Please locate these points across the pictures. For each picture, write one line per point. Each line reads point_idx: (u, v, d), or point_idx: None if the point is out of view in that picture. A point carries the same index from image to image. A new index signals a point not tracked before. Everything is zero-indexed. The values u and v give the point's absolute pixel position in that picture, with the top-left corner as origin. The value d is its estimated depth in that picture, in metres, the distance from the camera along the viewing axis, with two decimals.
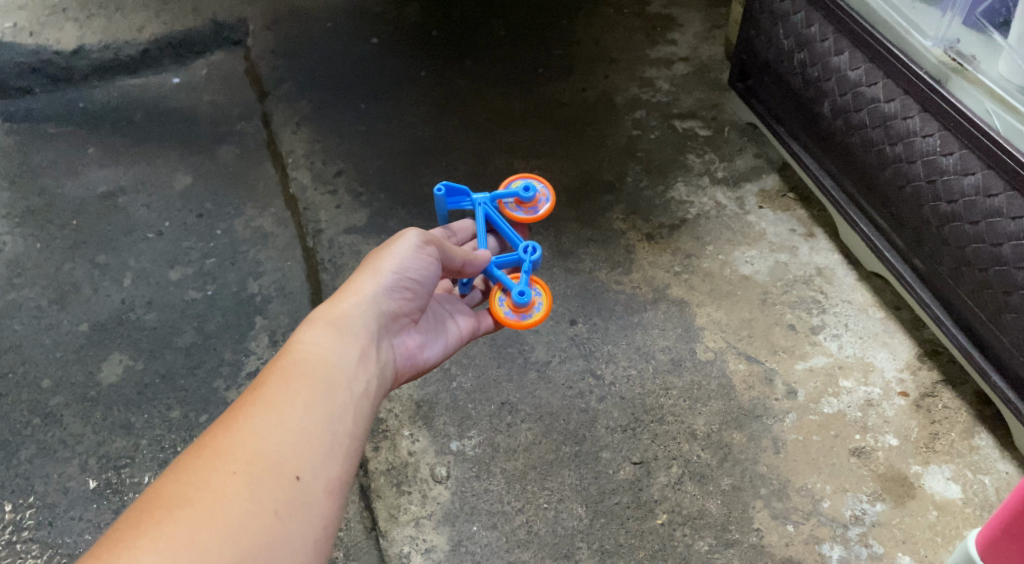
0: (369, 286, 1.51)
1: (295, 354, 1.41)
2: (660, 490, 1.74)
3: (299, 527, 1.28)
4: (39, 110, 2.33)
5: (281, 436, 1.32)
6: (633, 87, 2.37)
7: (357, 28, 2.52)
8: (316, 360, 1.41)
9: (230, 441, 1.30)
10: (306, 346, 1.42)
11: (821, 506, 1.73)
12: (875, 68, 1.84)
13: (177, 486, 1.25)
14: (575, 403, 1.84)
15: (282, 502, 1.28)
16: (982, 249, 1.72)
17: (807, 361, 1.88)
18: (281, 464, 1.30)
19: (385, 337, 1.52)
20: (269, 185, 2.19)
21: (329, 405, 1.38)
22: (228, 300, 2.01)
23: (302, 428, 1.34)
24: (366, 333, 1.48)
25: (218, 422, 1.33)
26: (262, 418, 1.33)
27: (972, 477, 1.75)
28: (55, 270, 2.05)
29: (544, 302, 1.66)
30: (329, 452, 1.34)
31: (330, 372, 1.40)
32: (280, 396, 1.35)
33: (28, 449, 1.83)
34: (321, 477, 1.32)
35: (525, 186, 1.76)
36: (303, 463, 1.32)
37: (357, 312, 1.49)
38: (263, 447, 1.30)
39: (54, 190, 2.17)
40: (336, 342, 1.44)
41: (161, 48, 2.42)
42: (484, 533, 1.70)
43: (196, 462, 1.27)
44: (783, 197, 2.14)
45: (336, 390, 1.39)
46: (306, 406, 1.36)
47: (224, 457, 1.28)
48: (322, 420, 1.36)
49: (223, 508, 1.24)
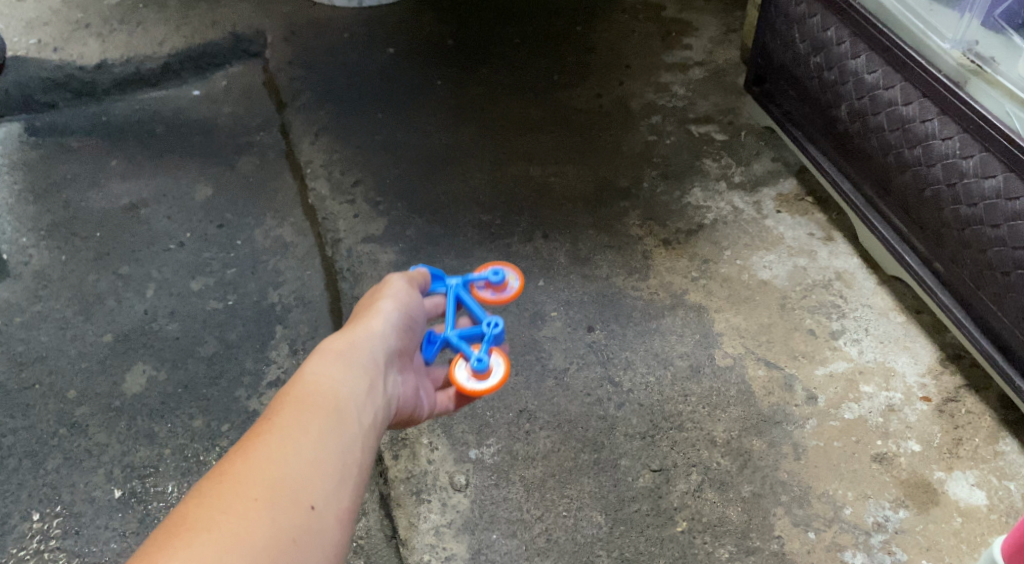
0: (375, 314, 1.53)
1: (309, 384, 1.39)
2: (680, 497, 1.73)
3: (316, 555, 1.26)
4: (63, 124, 2.36)
5: (296, 465, 1.30)
6: (649, 91, 2.37)
7: (373, 37, 2.54)
8: (328, 389, 1.39)
9: (248, 468, 1.27)
10: (319, 377, 1.40)
11: (843, 513, 1.71)
12: (892, 71, 1.83)
13: (200, 512, 1.22)
14: (594, 410, 1.83)
15: (298, 531, 1.25)
16: (1004, 253, 1.70)
17: (827, 367, 1.86)
18: (296, 494, 1.28)
19: (396, 368, 1.51)
20: (288, 197, 2.21)
21: (341, 435, 1.35)
22: (249, 310, 2.03)
23: (317, 456, 1.32)
24: (375, 359, 1.47)
25: (234, 448, 1.30)
26: (279, 445, 1.30)
27: (997, 483, 1.72)
28: (80, 282, 2.07)
29: (504, 368, 1.60)
30: (341, 479, 1.32)
31: (342, 401, 1.39)
32: (297, 424, 1.33)
33: (54, 459, 1.85)
34: (335, 507, 1.30)
35: (494, 272, 1.76)
36: (318, 491, 1.29)
37: (369, 336, 1.49)
38: (281, 475, 1.28)
39: (79, 203, 2.20)
40: (346, 372, 1.42)
41: (181, 61, 2.47)
42: (504, 541, 1.69)
43: (217, 487, 1.25)
44: (801, 202, 2.12)
45: (348, 419, 1.37)
46: (321, 433, 1.34)
47: (243, 483, 1.26)
48: (336, 450, 1.34)
49: (245, 535, 1.22)
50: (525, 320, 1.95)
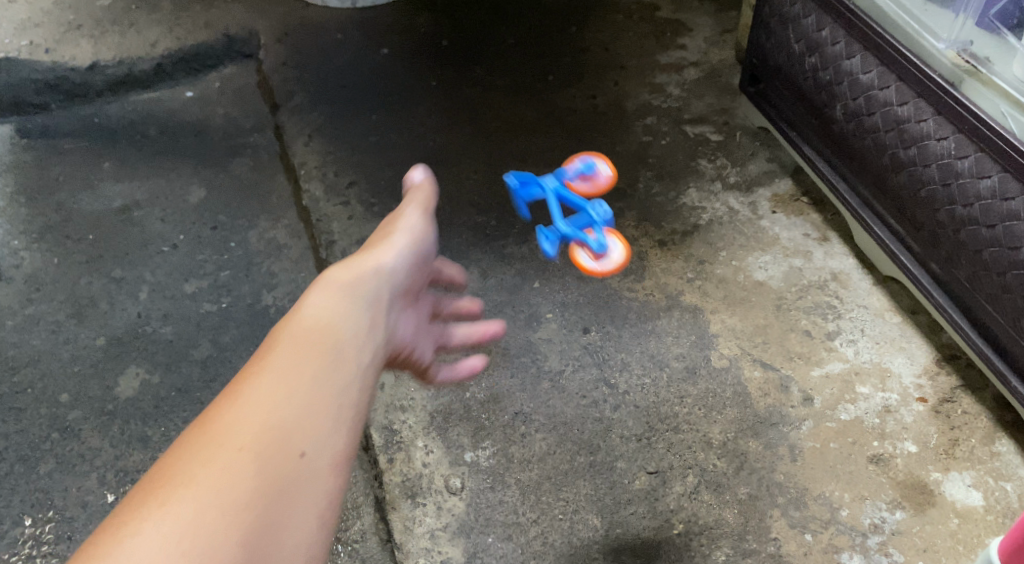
0: (385, 245, 1.44)
1: (304, 321, 1.29)
2: (676, 499, 1.72)
3: (304, 505, 1.17)
4: (56, 126, 2.35)
5: (286, 408, 1.21)
6: (644, 92, 2.37)
7: (368, 38, 2.54)
8: (324, 326, 1.29)
9: (235, 411, 1.20)
10: (315, 311, 1.31)
11: (840, 514, 1.70)
12: (887, 71, 1.83)
13: (180, 463, 1.16)
14: (589, 412, 1.82)
15: (286, 479, 1.17)
16: (999, 253, 1.70)
17: (823, 368, 1.86)
18: (286, 439, 1.19)
19: (402, 301, 1.41)
20: (282, 198, 2.20)
21: (336, 377, 1.26)
22: (243, 313, 2.02)
23: (307, 399, 1.23)
24: (377, 293, 1.37)
25: (222, 393, 1.23)
26: (268, 388, 1.22)
27: (993, 484, 1.72)
28: (73, 285, 2.06)
29: (624, 248, 1.74)
30: (335, 422, 1.23)
31: (338, 339, 1.29)
32: (286, 366, 1.24)
33: (47, 463, 1.83)
34: (326, 452, 1.21)
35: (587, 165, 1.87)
36: (308, 436, 1.21)
37: (374, 270, 1.39)
38: (267, 420, 1.20)
39: (71, 206, 2.18)
40: (345, 306, 1.33)
41: (174, 62, 2.46)
42: (499, 545, 1.68)
43: (200, 437, 1.18)
44: (796, 202, 2.12)
45: (344, 359, 1.28)
46: (314, 375, 1.25)
47: (227, 432, 1.18)
48: (329, 393, 1.24)
49: (226, 486, 1.14)
50: (521, 322, 1.95)
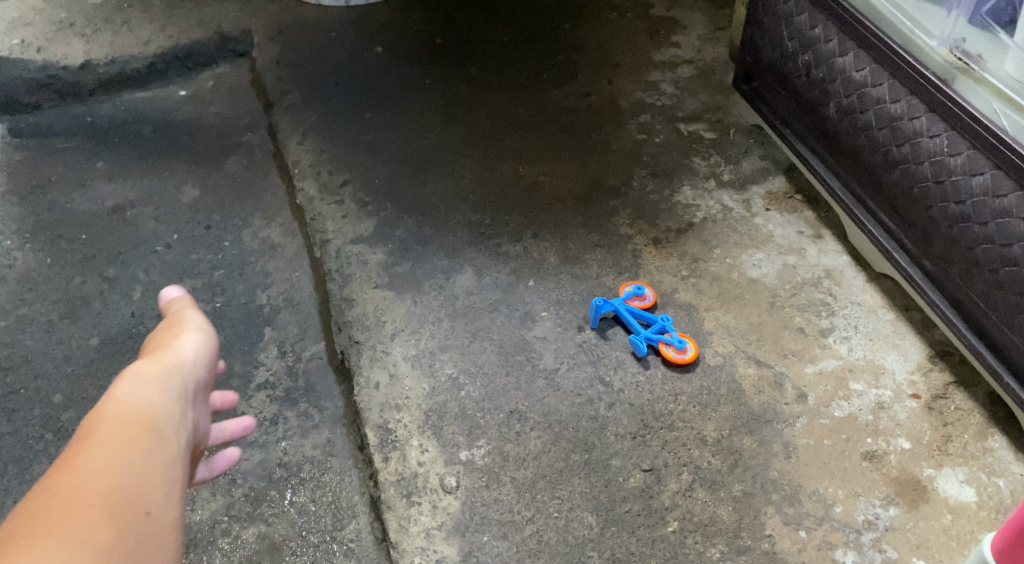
0: (180, 339, 1.44)
1: (123, 403, 1.28)
2: (671, 497, 1.73)
3: (157, 555, 1.18)
4: (48, 125, 2.34)
5: (122, 473, 1.21)
6: (638, 90, 2.37)
7: (361, 36, 2.53)
8: (147, 404, 1.29)
9: (68, 481, 1.18)
10: (133, 395, 1.30)
11: (834, 511, 1.70)
12: (879, 69, 1.83)
13: (24, 531, 1.13)
14: (584, 410, 1.82)
15: (137, 534, 1.17)
16: (992, 250, 1.71)
17: (817, 365, 1.86)
18: (130, 496, 1.19)
19: (203, 395, 1.42)
20: (276, 197, 2.20)
21: (167, 447, 1.27)
22: (237, 312, 2.02)
23: (144, 465, 1.23)
24: (187, 382, 1.38)
25: (51, 468, 1.21)
26: (103, 457, 1.21)
27: (986, 480, 1.73)
28: (66, 285, 2.06)
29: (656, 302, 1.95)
30: (170, 485, 1.24)
31: (159, 415, 1.29)
32: (119, 437, 1.24)
33: (41, 464, 1.83)
34: (170, 509, 1.22)
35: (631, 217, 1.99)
36: (155, 494, 1.21)
37: (180, 360, 1.39)
38: (111, 483, 1.19)
39: (64, 205, 2.18)
40: (162, 391, 1.33)
41: (167, 61, 2.45)
42: (495, 543, 1.69)
43: (39, 505, 1.15)
44: (790, 199, 2.13)
45: (168, 433, 1.28)
46: (144, 445, 1.25)
47: (70, 498, 1.16)
48: (163, 461, 1.25)
49: (84, 544, 1.13)
50: (515, 320, 1.95)
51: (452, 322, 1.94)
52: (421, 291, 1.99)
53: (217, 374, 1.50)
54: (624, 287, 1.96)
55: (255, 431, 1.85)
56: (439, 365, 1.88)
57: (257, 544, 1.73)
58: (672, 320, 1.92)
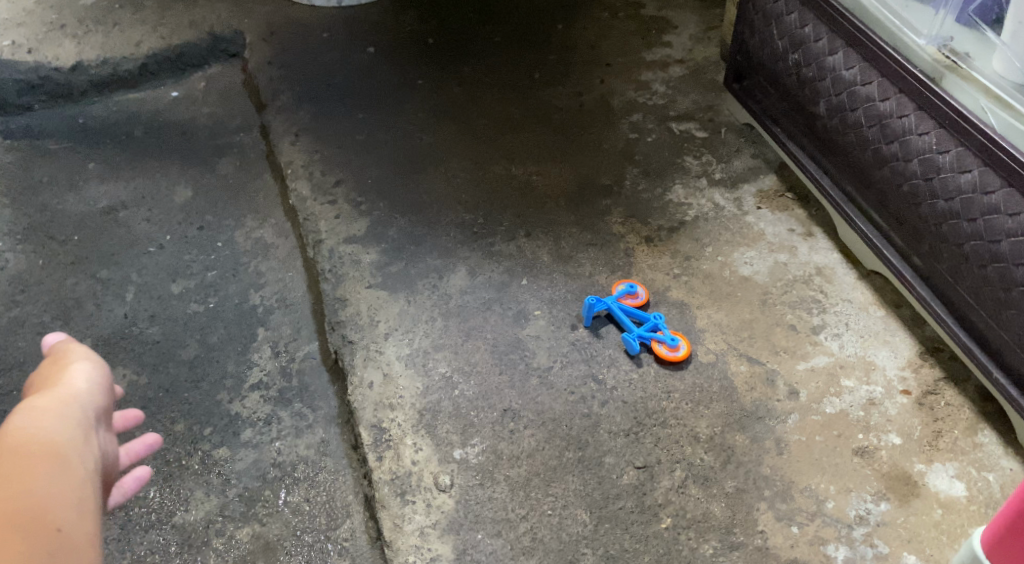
0: (74, 364, 1.35)
1: (16, 431, 1.21)
2: (664, 493, 1.74)
3: None
4: (39, 126, 2.34)
5: (23, 499, 1.15)
6: (630, 90, 2.38)
7: (353, 36, 2.54)
8: (42, 432, 1.22)
9: None
10: (26, 424, 1.22)
11: (825, 507, 1.72)
12: (869, 67, 1.85)
13: None
14: (577, 408, 1.83)
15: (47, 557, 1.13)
16: (981, 246, 1.72)
17: (808, 362, 1.88)
18: (36, 519, 1.14)
19: (107, 417, 1.34)
20: (269, 198, 2.20)
21: (72, 468, 1.20)
22: (231, 313, 2.02)
23: (48, 489, 1.17)
24: (85, 407, 1.30)
25: None
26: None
27: (976, 474, 1.74)
28: (58, 286, 2.05)
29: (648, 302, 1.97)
30: (82, 504, 1.18)
31: (58, 439, 1.22)
32: (17, 465, 1.17)
33: None
34: (83, 526, 1.17)
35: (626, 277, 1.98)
36: (65, 512, 1.16)
37: (73, 386, 1.31)
38: (12, 509, 1.13)
39: (56, 207, 2.18)
40: (58, 416, 1.25)
41: (159, 62, 2.45)
42: (489, 541, 1.69)
43: None
44: (781, 198, 2.14)
45: (71, 455, 1.22)
46: (47, 469, 1.18)
47: None
48: (68, 481, 1.19)
49: None
50: (509, 319, 1.95)
51: (445, 321, 1.95)
52: (414, 290, 1.99)
53: (119, 394, 1.40)
54: (616, 286, 1.97)
55: (249, 431, 1.86)
56: (432, 364, 1.89)
57: (252, 544, 1.73)
58: (664, 318, 1.93)
